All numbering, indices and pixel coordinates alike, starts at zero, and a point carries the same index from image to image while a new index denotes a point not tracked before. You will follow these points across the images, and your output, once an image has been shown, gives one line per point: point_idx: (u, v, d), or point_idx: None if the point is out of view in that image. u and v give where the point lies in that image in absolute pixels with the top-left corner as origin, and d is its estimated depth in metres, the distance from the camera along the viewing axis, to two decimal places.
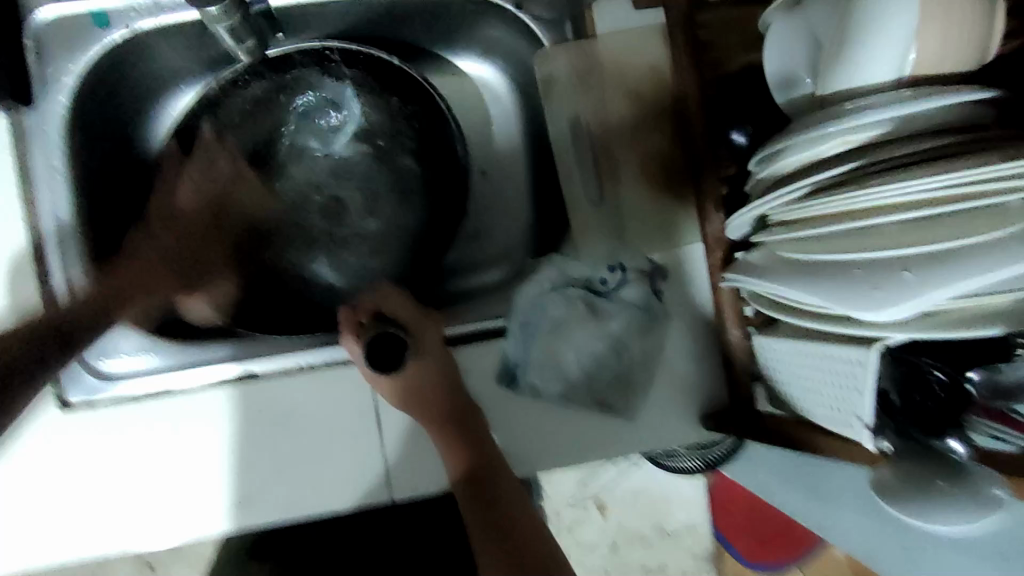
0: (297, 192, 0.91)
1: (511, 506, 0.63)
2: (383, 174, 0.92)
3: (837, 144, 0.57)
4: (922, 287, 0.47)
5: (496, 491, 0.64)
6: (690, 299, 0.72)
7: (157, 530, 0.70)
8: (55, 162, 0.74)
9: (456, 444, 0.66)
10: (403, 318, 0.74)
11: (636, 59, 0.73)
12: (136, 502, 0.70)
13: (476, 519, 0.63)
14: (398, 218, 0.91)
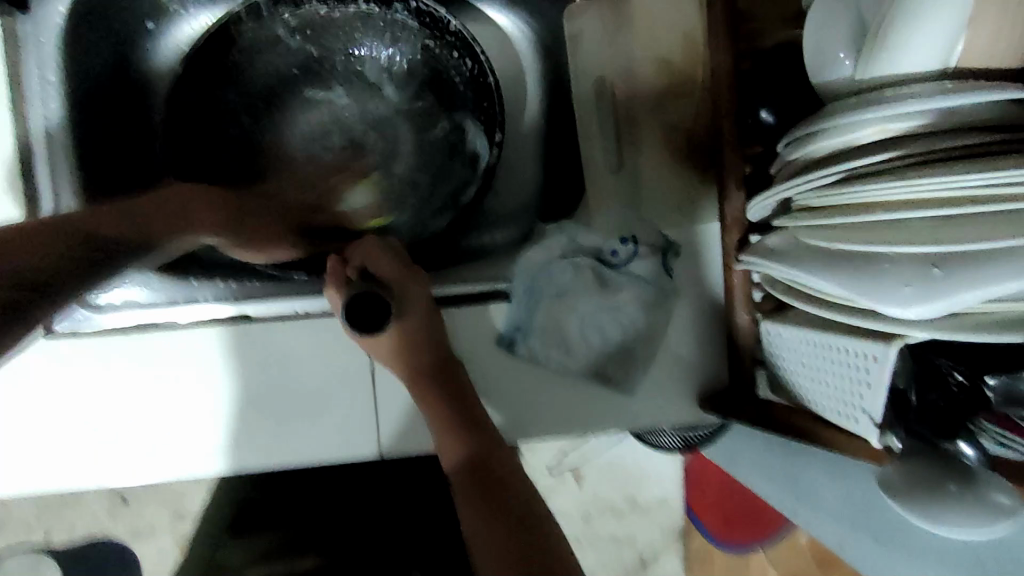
0: (311, 134, 0.86)
1: (519, 493, 0.58)
2: (409, 119, 0.87)
3: (873, 132, 0.54)
4: (953, 287, 0.46)
5: (503, 479, 0.59)
6: (701, 279, 0.71)
7: (141, 471, 0.69)
8: (48, 76, 0.69)
9: (443, 406, 0.64)
10: (384, 275, 0.68)
11: (670, 25, 0.70)
12: (115, 441, 0.68)
13: (484, 510, 0.56)
14: (422, 166, 0.87)
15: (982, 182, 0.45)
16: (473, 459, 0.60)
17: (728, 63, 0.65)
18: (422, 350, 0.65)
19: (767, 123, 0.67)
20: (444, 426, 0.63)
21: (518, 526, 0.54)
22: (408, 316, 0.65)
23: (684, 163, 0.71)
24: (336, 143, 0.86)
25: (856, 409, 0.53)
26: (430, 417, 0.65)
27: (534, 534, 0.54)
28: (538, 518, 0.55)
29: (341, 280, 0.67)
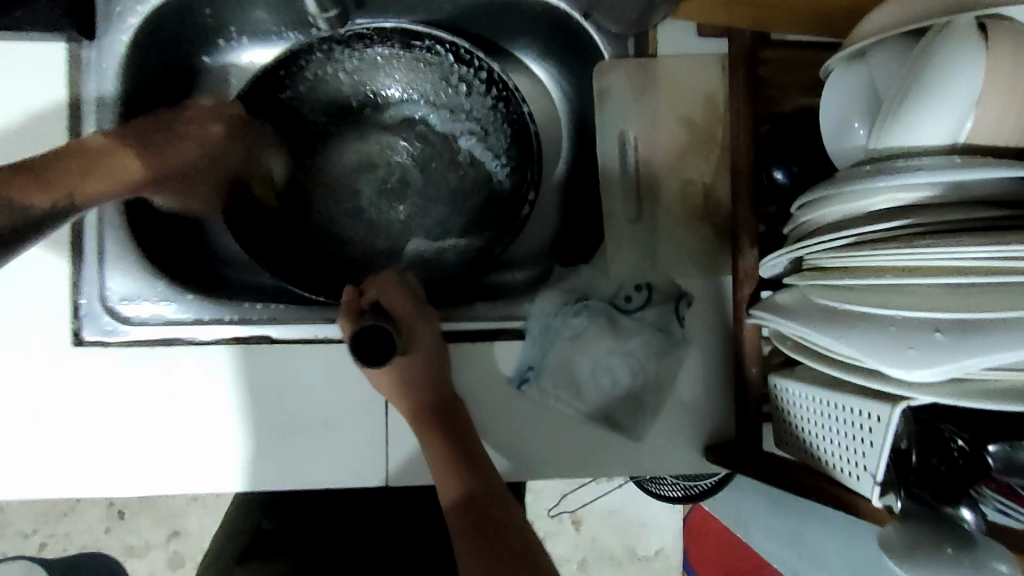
0: (354, 164, 0.89)
1: (511, 532, 0.59)
2: (455, 162, 0.89)
3: (883, 200, 0.56)
4: (957, 352, 0.47)
5: (500, 518, 0.60)
6: (710, 329, 0.73)
7: (143, 485, 0.68)
8: (105, 97, 0.71)
9: (444, 446, 0.65)
10: (396, 311, 0.70)
11: (693, 87, 0.73)
12: (119, 451, 0.68)
13: (473, 550, 0.57)
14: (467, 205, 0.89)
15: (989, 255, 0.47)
16: (470, 498, 0.61)
17: (747, 125, 0.68)
18: (424, 391, 0.67)
19: (781, 184, 0.69)
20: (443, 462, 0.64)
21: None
22: (413, 355, 0.68)
23: (700, 217, 0.73)
24: (376, 177, 0.89)
25: (859, 467, 0.54)
26: (429, 454, 0.66)
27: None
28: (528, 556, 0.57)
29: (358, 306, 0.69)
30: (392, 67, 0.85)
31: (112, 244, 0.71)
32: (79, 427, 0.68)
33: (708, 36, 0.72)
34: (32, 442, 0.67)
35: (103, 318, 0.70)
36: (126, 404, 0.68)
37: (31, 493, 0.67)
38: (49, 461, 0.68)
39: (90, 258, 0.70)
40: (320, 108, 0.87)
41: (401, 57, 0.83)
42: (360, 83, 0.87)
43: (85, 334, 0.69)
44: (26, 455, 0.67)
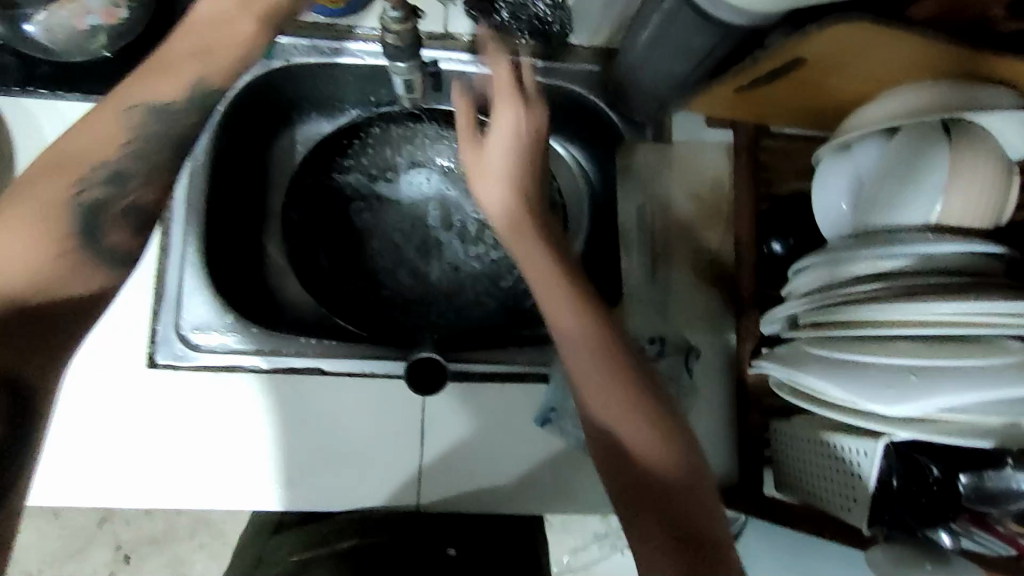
0: (398, 228, 0.96)
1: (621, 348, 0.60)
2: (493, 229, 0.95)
3: (865, 267, 0.66)
4: (930, 392, 0.56)
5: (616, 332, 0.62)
6: (716, 380, 0.81)
7: (193, 496, 0.75)
8: (196, 155, 0.81)
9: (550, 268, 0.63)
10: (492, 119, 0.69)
11: (701, 171, 0.84)
12: (204, 462, 0.75)
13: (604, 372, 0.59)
14: (502, 268, 0.95)
15: (952, 311, 0.57)
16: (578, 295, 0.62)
17: (750, 204, 0.79)
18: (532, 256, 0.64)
19: (777, 253, 0.79)
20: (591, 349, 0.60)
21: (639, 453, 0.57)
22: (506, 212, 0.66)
23: (708, 281, 0.83)
24: (415, 239, 0.96)
25: (849, 499, 0.62)
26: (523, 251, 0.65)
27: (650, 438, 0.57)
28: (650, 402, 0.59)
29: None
30: (439, 140, 0.96)
31: (191, 281, 0.79)
32: (145, 441, 0.75)
33: (716, 126, 0.84)
34: (103, 445, 0.75)
35: (176, 345, 0.78)
36: (190, 423, 0.76)
37: (93, 500, 0.74)
38: (128, 467, 0.75)
39: (170, 291, 0.79)
40: (371, 175, 0.96)
41: (444, 136, 0.95)
42: (407, 156, 0.96)
43: (157, 358, 0.77)
44: (96, 457, 0.75)
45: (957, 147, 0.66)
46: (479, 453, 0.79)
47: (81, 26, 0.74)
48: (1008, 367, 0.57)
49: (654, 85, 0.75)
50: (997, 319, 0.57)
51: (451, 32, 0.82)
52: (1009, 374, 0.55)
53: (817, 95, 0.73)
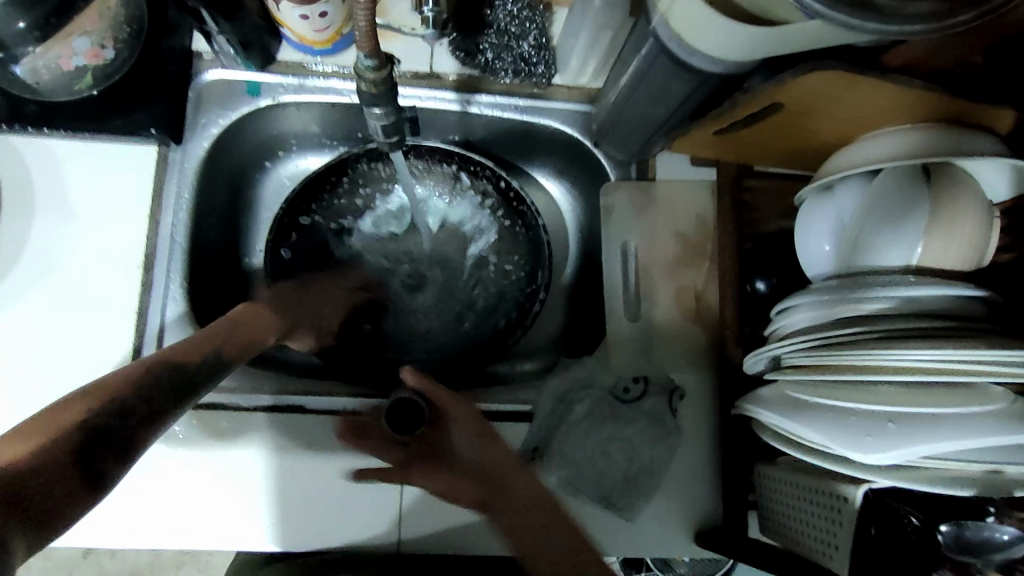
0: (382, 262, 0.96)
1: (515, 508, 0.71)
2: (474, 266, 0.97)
3: (847, 310, 0.66)
4: (910, 440, 0.56)
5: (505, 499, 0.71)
6: (700, 421, 0.80)
7: (171, 536, 0.74)
8: (183, 193, 0.81)
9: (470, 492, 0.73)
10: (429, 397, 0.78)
11: (686, 209, 0.84)
12: (183, 499, 0.75)
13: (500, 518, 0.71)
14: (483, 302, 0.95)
15: (931, 358, 0.57)
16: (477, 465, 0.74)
17: (734, 244, 0.79)
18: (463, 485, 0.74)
19: (760, 293, 0.79)
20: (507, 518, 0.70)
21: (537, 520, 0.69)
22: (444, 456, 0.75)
23: (694, 319, 0.82)
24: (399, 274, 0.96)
25: (830, 546, 0.61)
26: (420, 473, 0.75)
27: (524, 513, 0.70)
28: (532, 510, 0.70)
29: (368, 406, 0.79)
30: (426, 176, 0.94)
31: (173, 317, 0.79)
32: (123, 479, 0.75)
33: (699, 165, 0.85)
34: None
35: None
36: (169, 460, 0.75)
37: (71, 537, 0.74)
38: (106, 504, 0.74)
39: (152, 327, 0.78)
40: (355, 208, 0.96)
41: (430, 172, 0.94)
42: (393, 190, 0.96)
43: None
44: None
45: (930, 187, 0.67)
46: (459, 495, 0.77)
47: (68, 66, 0.74)
48: (986, 415, 0.56)
49: (635, 126, 0.75)
50: (976, 366, 0.56)
51: (436, 71, 0.83)
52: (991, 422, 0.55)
53: (797, 138, 0.73)
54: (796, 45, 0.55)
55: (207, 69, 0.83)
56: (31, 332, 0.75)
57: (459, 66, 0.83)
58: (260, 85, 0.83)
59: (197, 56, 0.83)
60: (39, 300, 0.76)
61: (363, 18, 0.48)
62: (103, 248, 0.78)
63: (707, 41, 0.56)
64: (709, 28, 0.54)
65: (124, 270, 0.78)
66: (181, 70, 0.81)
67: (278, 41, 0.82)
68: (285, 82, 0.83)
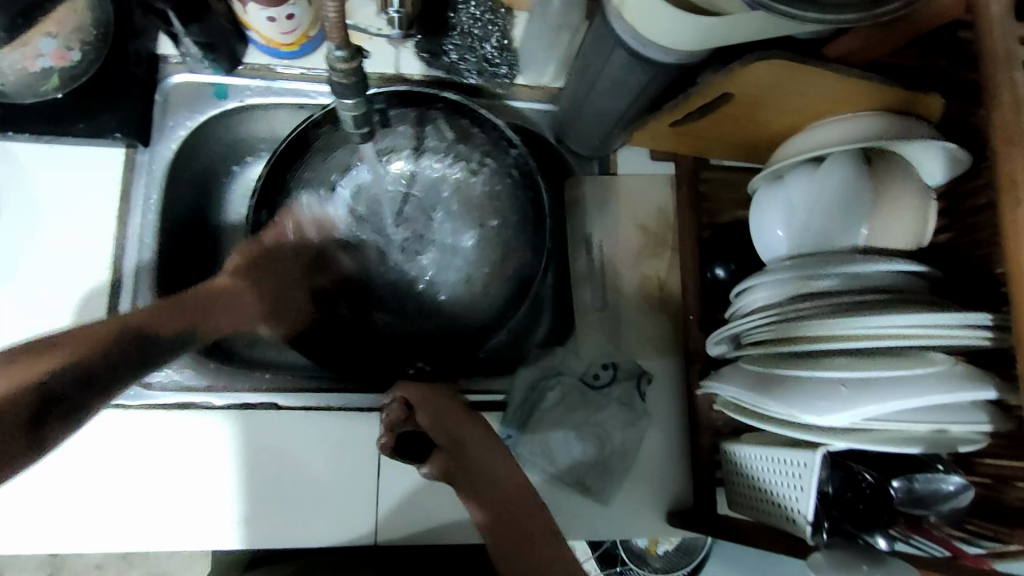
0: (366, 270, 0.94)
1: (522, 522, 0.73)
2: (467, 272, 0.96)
3: (799, 287, 0.70)
4: (860, 401, 0.59)
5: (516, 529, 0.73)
6: (668, 405, 0.83)
7: (149, 536, 0.75)
8: (152, 195, 0.82)
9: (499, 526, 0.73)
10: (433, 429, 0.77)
11: (647, 201, 0.88)
12: (160, 503, 0.76)
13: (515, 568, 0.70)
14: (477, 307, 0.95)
15: (877, 324, 0.61)
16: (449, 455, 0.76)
17: (692, 233, 0.83)
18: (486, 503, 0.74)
19: (721, 278, 0.82)
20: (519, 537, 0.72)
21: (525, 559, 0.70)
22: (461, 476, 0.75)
23: (658, 307, 0.85)
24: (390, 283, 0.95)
25: (793, 510, 0.64)
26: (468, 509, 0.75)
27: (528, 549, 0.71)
28: (535, 537, 0.72)
29: (396, 420, 0.77)
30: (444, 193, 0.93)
31: None
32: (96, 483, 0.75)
33: (659, 159, 0.88)
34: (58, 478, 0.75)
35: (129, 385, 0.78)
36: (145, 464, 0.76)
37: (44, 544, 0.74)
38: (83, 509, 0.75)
39: None
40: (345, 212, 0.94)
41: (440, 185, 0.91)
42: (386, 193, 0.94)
43: None
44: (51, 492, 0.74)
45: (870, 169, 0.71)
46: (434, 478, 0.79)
47: (33, 67, 0.74)
48: (932, 376, 0.59)
49: (595, 121, 0.78)
50: (919, 332, 0.60)
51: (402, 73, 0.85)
52: (935, 382, 0.59)
53: (748, 129, 0.78)
54: (745, 37, 0.59)
55: (173, 73, 0.83)
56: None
57: (425, 67, 0.85)
58: (228, 88, 0.85)
59: (163, 59, 0.83)
60: (4, 304, 0.75)
61: (332, 12, 0.50)
62: (70, 250, 0.77)
63: (660, 33, 0.59)
64: (662, 20, 0.57)
65: (93, 273, 0.77)
66: (148, 73, 0.81)
67: (244, 44, 0.83)
68: (252, 84, 0.85)
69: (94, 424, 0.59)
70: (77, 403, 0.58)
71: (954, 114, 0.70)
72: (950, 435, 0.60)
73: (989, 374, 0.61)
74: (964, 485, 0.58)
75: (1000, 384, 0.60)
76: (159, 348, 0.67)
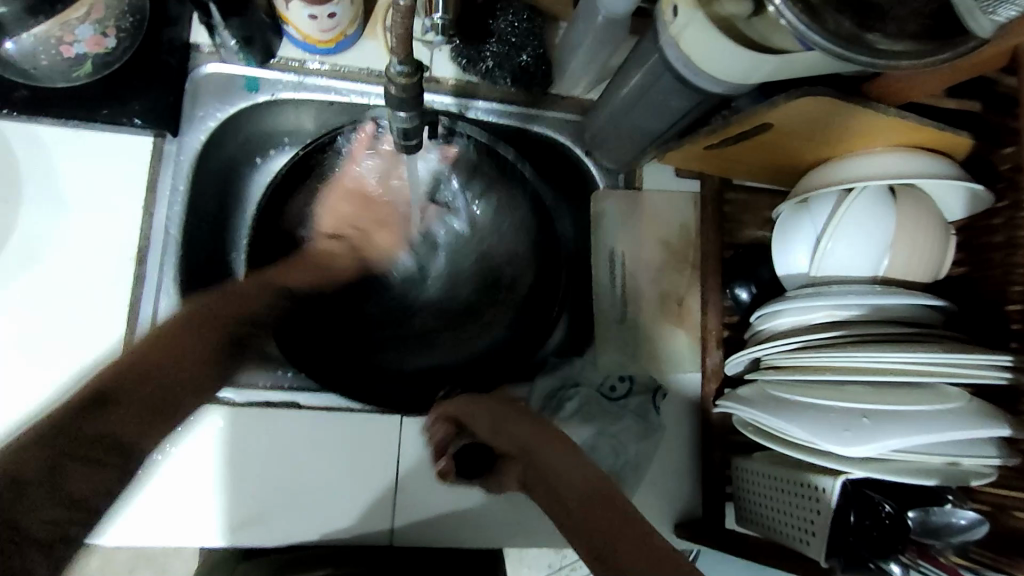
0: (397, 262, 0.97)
1: (606, 520, 0.65)
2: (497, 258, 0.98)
3: (822, 315, 0.71)
4: (882, 434, 0.61)
5: (593, 522, 0.66)
6: (680, 419, 0.85)
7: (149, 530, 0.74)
8: (179, 186, 0.81)
9: (594, 532, 0.65)
10: (499, 443, 0.80)
11: (670, 217, 0.89)
12: (166, 498, 0.75)
13: (595, 530, 0.65)
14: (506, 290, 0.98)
15: (902, 360, 0.63)
16: (523, 448, 0.77)
17: (714, 253, 0.84)
18: (575, 492, 0.70)
19: (743, 301, 0.84)
20: (595, 515, 0.66)
21: (614, 527, 0.65)
22: (537, 470, 0.75)
23: (676, 322, 0.87)
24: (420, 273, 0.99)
25: (808, 533, 0.67)
26: (547, 506, 0.72)
27: (611, 529, 0.64)
28: (641, 532, 0.64)
29: (445, 438, 0.81)
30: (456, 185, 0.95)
31: (166, 318, 0.79)
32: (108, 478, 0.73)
33: (683, 177, 0.90)
34: None
35: None
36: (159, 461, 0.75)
37: None
38: None
39: (144, 319, 0.77)
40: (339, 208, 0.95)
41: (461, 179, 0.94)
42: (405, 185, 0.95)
43: None
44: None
45: (897, 203, 0.73)
46: (435, 492, 0.81)
47: (69, 52, 0.74)
48: (949, 413, 0.62)
49: (628, 137, 0.80)
50: (941, 369, 0.62)
51: (435, 76, 0.85)
52: (952, 419, 0.61)
53: (778, 155, 0.79)
54: (795, 71, 0.60)
55: (204, 63, 0.82)
56: (13, 320, 0.73)
57: (459, 71, 0.85)
58: (259, 81, 0.84)
59: (194, 49, 0.82)
60: (21, 288, 0.74)
61: (399, 28, 0.50)
62: (93, 240, 0.76)
63: (710, 63, 0.60)
64: (714, 50, 0.59)
65: (117, 264, 0.77)
66: (180, 62, 0.80)
67: (279, 37, 0.82)
68: (284, 79, 0.84)
69: (108, 436, 0.64)
70: (89, 424, 0.63)
71: (978, 155, 0.73)
72: (961, 469, 0.63)
73: (1001, 411, 0.64)
74: (978, 518, 0.62)
75: (1011, 421, 0.62)
76: (186, 378, 0.71)
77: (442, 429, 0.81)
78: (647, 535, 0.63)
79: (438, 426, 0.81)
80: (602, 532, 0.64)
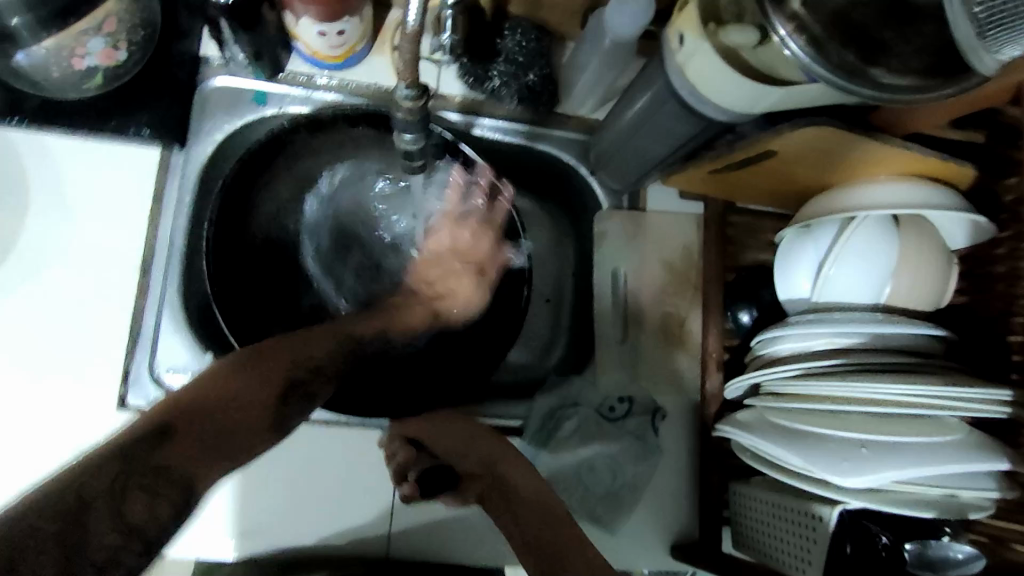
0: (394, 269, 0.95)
1: (557, 534, 0.72)
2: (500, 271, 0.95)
3: (822, 343, 0.71)
4: (880, 465, 0.61)
5: (547, 535, 0.71)
6: (679, 440, 0.85)
7: None
8: (185, 196, 0.81)
9: (531, 531, 0.73)
10: (455, 460, 0.81)
11: (673, 239, 0.89)
12: None
13: (534, 529, 0.73)
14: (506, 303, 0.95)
15: (901, 391, 0.63)
16: (483, 470, 0.79)
17: (716, 276, 0.84)
18: (534, 513, 0.74)
19: (744, 324, 0.84)
20: (560, 523, 0.73)
21: (552, 526, 0.72)
22: (500, 497, 0.77)
23: (676, 344, 0.87)
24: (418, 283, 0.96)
25: (804, 561, 0.67)
26: (502, 526, 0.76)
27: (548, 527, 0.72)
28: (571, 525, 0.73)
29: (405, 463, 0.78)
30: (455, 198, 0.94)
31: (169, 327, 0.79)
32: None
33: (687, 198, 0.90)
34: None
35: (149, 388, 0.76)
36: None
37: None
38: None
39: (148, 328, 0.78)
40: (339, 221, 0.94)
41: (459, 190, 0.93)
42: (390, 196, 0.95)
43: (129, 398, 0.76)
44: None
45: (899, 232, 0.73)
46: (432, 508, 0.80)
47: (79, 65, 0.74)
48: (947, 445, 0.62)
49: (632, 159, 0.80)
50: (940, 401, 0.62)
51: (442, 93, 0.85)
52: (951, 451, 0.61)
53: (781, 181, 0.79)
54: (800, 102, 0.60)
55: (214, 76, 0.83)
56: (17, 329, 0.74)
57: (466, 89, 0.86)
58: (268, 95, 0.84)
59: (204, 61, 0.82)
60: (25, 297, 0.74)
61: (408, 52, 0.51)
62: (98, 251, 0.77)
63: (714, 92, 0.61)
64: (719, 79, 0.59)
65: (121, 275, 0.77)
66: (189, 76, 0.80)
67: (288, 52, 0.82)
68: (293, 93, 0.85)
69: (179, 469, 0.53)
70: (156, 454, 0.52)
71: (982, 185, 0.73)
72: (959, 500, 0.63)
73: (1000, 443, 0.64)
74: (975, 553, 0.63)
75: (1010, 454, 0.62)
76: (252, 405, 0.61)
77: (403, 452, 0.78)
78: (575, 528, 0.73)
79: (398, 449, 0.79)
80: (538, 531, 0.72)
